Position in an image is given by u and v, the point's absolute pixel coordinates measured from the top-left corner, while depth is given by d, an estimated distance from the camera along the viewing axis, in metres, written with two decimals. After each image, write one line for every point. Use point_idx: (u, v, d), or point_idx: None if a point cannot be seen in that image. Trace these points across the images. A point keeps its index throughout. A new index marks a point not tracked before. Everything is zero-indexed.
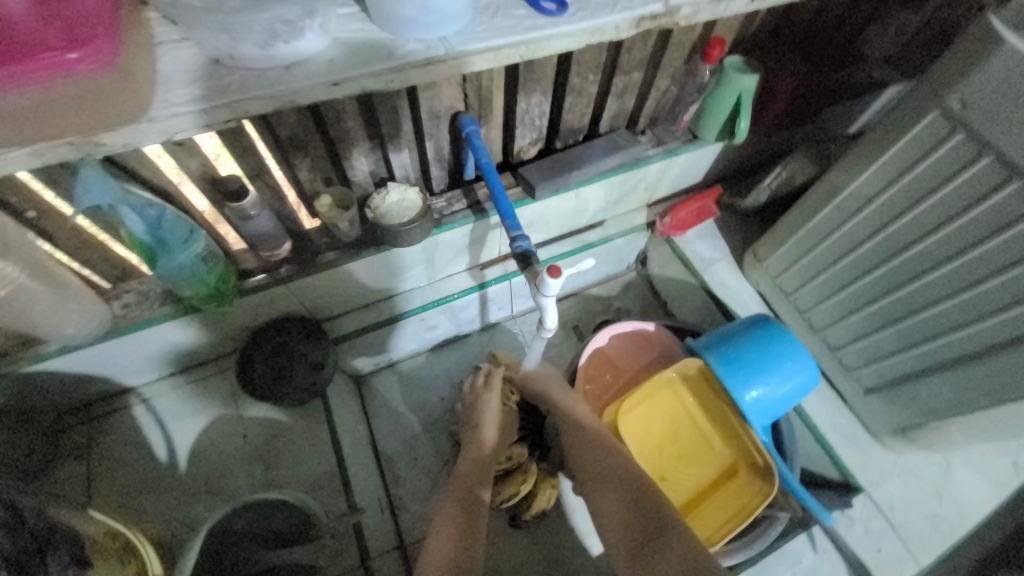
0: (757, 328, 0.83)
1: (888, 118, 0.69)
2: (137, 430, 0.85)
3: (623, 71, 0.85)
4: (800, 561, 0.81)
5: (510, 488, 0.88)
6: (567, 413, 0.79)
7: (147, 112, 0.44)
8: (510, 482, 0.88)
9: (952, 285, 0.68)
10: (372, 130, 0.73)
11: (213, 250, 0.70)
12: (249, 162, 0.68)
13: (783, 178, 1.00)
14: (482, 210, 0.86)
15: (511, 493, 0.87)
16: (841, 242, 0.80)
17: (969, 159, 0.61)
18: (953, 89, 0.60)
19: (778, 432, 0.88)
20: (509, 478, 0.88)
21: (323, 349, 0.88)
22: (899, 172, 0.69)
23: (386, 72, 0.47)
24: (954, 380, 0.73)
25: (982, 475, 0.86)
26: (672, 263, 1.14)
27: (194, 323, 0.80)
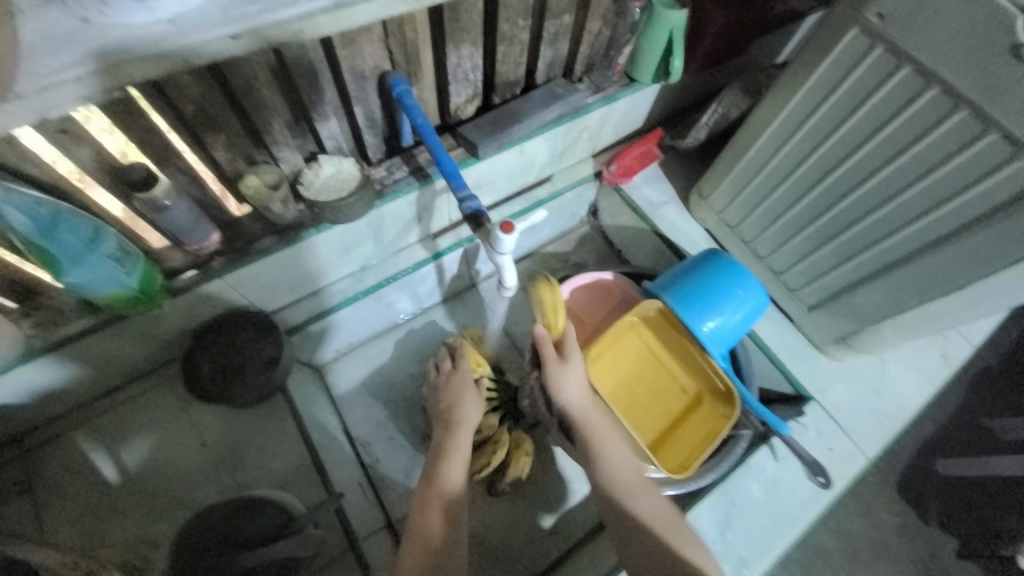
0: (709, 263, 0.86)
1: (813, 40, 0.70)
2: (81, 455, 0.78)
3: (554, 14, 0.81)
4: (764, 471, 0.86)
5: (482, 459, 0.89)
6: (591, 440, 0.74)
7: (11, 87, 0.37)
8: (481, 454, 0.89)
9: (879, 197, 0.72)
10: (292, 98, 0.67)
11: (127, 249, 0.63)
12: (154, 146, 0.61)
13: (719, 114, 1.02)
14: (426, 175, 0.82)
15: (483, 464, 0.88)
16: (778, 169, 0.83)
17: (888, 72, 0.63)
18: (871, 4, 0.61)
19: (736, 358, 0.93)
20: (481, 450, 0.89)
21: (275, 342, 0.83)
22: (827, 94, 0.71)
23: (293, 20, 0.42)
24: (885, 286, 0.78)
25: (912, 369, 0.95)
26: (622, 211, 1.15)
27: (124, 333, 0.73)
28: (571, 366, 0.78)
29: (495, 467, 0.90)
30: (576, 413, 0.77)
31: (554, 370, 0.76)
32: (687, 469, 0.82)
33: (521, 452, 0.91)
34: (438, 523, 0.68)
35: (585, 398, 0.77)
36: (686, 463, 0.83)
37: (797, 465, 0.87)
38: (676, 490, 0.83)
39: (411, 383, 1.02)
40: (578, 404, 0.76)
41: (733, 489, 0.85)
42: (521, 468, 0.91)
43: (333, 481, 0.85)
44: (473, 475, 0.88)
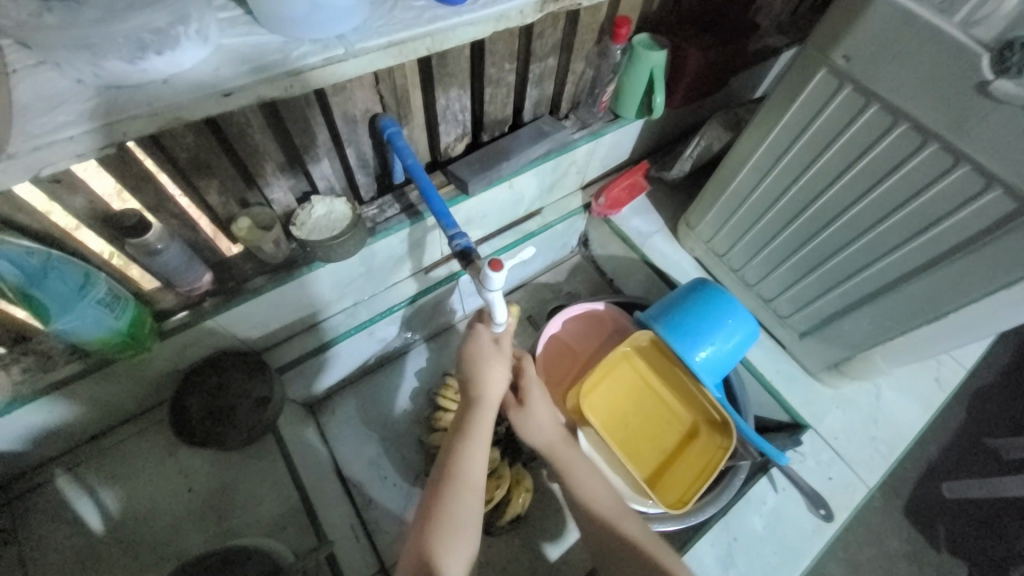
0: (698, 292, 0.87)
1: (784, 80, 0.74)
2: (63, 504, 0.76)
3: (538, 57, 0.85)
4: (765, 503, 0.85)
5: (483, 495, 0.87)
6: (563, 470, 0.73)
7: (4, 148, 0.38)
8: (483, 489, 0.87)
9: (859, 227, 0.74)
10: (284, 142, 0.68)
11: (118, 293, 0.63)
12: (148, 192, 0.62)
13: (702, 146, 1.05)
14: (417, 212, 0.84)
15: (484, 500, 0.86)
16: (760, 201, 0.85)
17: (859, 109, 0.66)
18: (836, 47, 0.65)
19: (730, 387, 0.93)
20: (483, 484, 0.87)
21: (266, 382, 0.82)
22: (801, 129, 0.74)
23: (283, 77, 0.44)
24: (872, 314, 0.79)
25: (906, 394, 0.95)
26: (613, 241, 1.17)
27: (113, 376, 0.72)
28: (531, 403, 0.76)
29: (495, 504, 0.88)
30: (544, 448, 0.75)
31: (515, 417, 0.76)
32: (686, 503, 0.80)
33: (521, 489, 0.90)
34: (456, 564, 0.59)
35: (554, 432, 0.75)
36: (685, 497, 0.81)
37: (798, 496, 0.86)
38: (675, 525, 0.81)
39: (404, 419, 1.01)
40: (546, 437, 0.74)
41: (734, 523, 0.83)
42: (520, 506, 0.90)
43: (325, 525, 0.82)
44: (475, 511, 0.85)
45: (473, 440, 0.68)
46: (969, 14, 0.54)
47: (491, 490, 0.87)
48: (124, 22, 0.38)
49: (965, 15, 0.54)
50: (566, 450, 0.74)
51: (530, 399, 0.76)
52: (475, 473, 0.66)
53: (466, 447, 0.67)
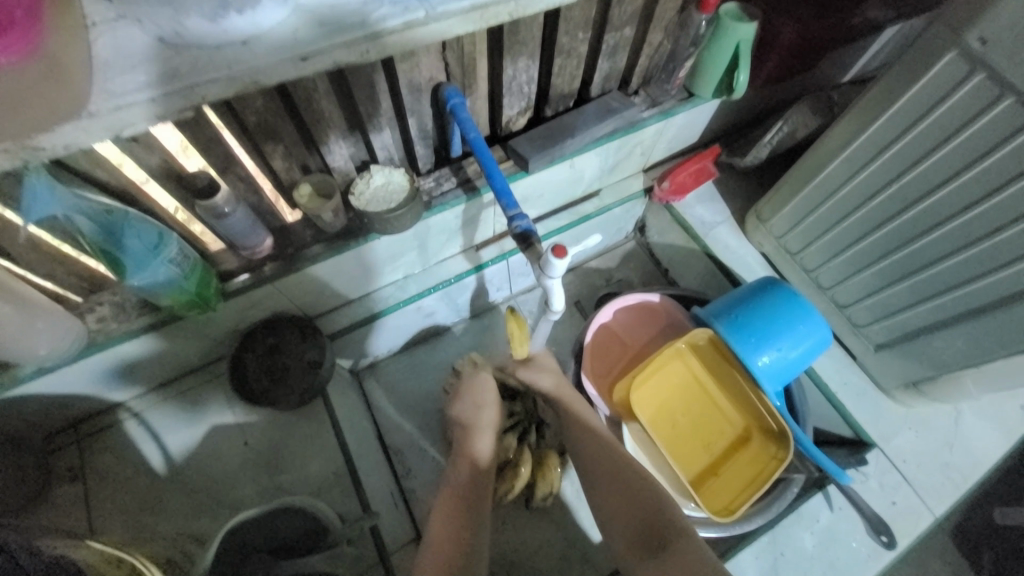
0: (766, 293, 0.81)
1: (900, 62, 0.64)
2: (131, 445, 0.82)
3: (615, 26, 0.78)
4: (817, 521, 0.81)
5: (507, 483, 0.87)
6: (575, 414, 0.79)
7: (85, 106, 0.38)
8: (504, 480, 0.86)
9: (969, 236, 0.65)
10: (348, 109, 0.67)
11: (187, 254, 0.64)
12: (216, 155, 0.62)
13: (785, 132, 0.96)
14: (474, 188, 0.81)
15: (509, 488, 0.86)
16: (850, 199, 0.77)
17: (989, 101, 0.57)
18: (975, 24, 0.55)
19: (790, 395, 0.87)
20: (502, 475, 0.87)
21: (318, 347, 0.85)
22: (914, 120, 0.65)
23: (360, 41, 0.42)
24: (968, 333, 0.71)
25: (990, 421, 0.87)
26: (672, 229, 1.10)
27: (179, 331, 0.75)
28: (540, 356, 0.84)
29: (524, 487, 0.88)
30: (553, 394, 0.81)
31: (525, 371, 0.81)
32: (733, 512, 0.77)
33: (547, 468, 0.89)
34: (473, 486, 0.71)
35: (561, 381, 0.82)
36: (732, 506, 0.78)
37: (857, 518, 0.81)
38: (719, 532, 0.79)
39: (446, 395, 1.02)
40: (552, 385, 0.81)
41: (783, 538, 0.80)
42: (551, 482, 0.89)
43: (366, 491, 0.85)
44: (502, 498, 0.86)
45: (482, 408, 0.79)
46: None
47: (512, 479, 0.86)
48: None
49: None
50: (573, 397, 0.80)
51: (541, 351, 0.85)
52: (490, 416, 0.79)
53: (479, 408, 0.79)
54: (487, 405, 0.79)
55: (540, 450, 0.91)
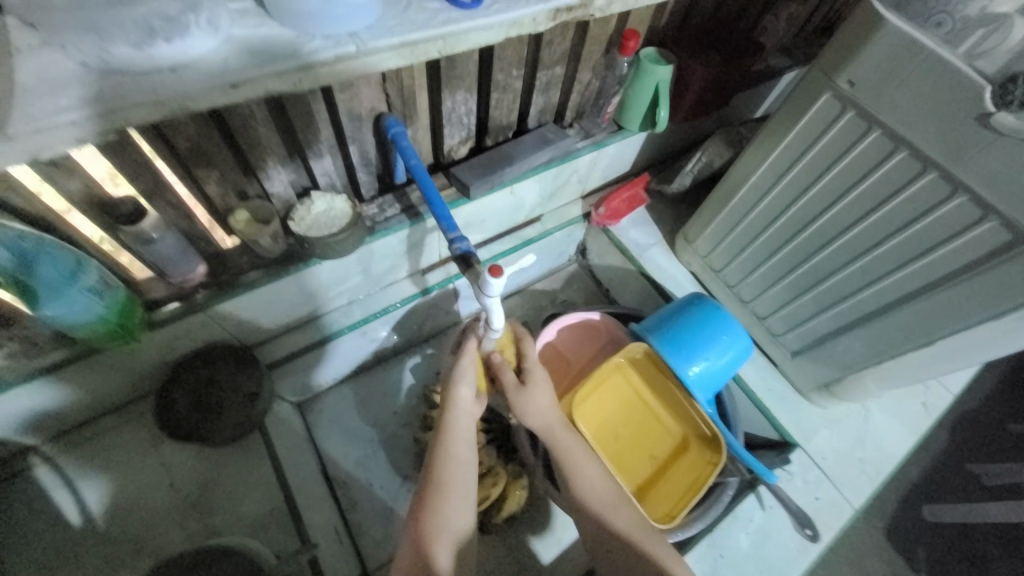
0: (693, 307, 0.87)
1: (788, 102, 0.75)
2: (41, 494, 0.74)
3: (546, 65, 0.85)
4: (751, 521, 0.85)
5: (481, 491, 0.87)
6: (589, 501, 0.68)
7: (2, 128, 0.37)
8: (481, 486, 0.86)
9: (857, 249, 0.75)
10: (288, 137, 0.68)
11: (109, 282, 0.62)
12: (144, 180, 0.60)
13: (703, 162, 1.06)
14: (417, 214, 0.83)
15: (481, 497, 0.86)
16: (759, 220, 0.86)
17: (860, 134, 0.67)
18: (842, 71, 0.66)
19: (721, 403, 0.93)
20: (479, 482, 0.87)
21: (255, 377, 0.81)
22: (803, 151, 0.75)
23: (292, 71, 0.44)
24: (866, 336, 0.80)
25: (892, 417, 0.97)
26: (610, 251, 1.17)
27: (99, 366, 0.70)
28: (534, 384, 0.73)
29: (493, 501, 0.87)
30: (542, 429, 0.72)
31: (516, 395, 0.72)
32: (674, 518, 0.80)
33: (516, 488, 0.89)
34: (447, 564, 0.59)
35: (555, 414, 0.73)
36: (673, 512, 0.82)
37: (785, 516, 0.86)
38: None
39: (394, 422, 1.00)
40: (544, 420, 0.72)
41: (721, 539, 0.83)
42: (514, 503, 0.89)
43: (308, 527, 0.81)
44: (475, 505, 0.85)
45: (455, 446, 0.67)
46: (973, 46, 0.57)
47: (488, 487, 0.87)
48: None
49: (968, 47, 0.57)
50: (566, 440, 0.71)
51: (534, 390, 0.73)
52: (466, 428, 0.69)
53: (450, 446, 0.67)
54: (462, 441, 0.68)
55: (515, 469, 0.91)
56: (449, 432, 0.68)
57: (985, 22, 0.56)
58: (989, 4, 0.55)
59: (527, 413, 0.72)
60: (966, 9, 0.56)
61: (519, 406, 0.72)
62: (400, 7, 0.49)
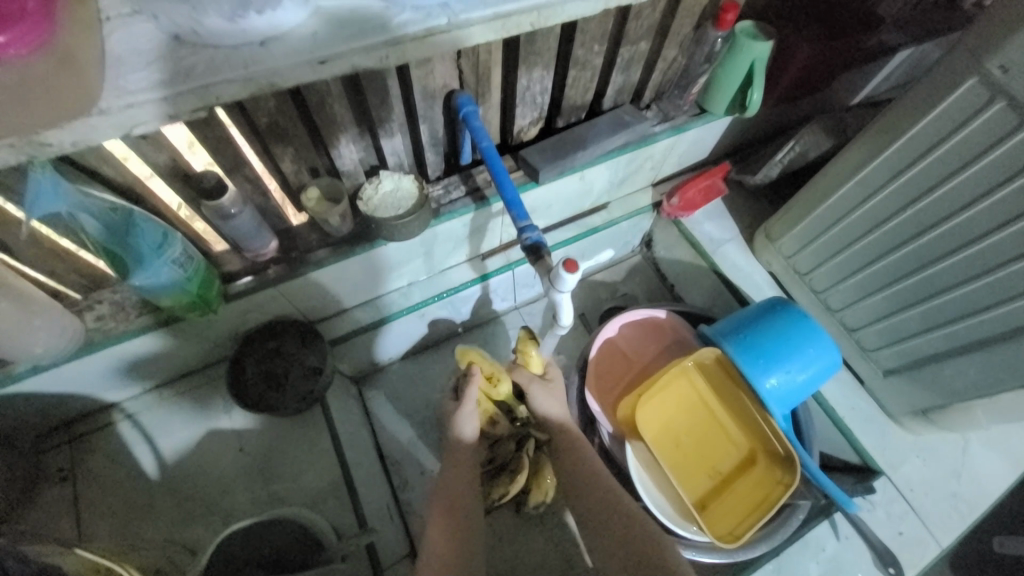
0: (776, 314, 0.79)
1: (917, 87, 0.64)
2: (123, 448, 0.80)
3: (630, 40, 0.78)
4: (823, 550, 0.79)
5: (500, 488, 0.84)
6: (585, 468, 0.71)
7: (96, 104, 0.37)
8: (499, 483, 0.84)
9: (986, 263, 0.64)
10: (360, 113, 0.66)
11: (190, 255, 0.63)
12: (224, 155, 0.61)
13: (795, 152, 0.95)
14: (483, 197, 0.80)
15: (501, 494, 0.84)
16: (862, 221, 0.76)
17: (1010, 129, 0.56)
18: (996, 52, 0.55)
19: (796, 418, 0.86)
20: (498, 478, 0.84)
21: (319, 352, 0.83)
22: (932, 145, 0.64)
23: (379, 46, 0.41)
24: (984, 361, 0.70)
25: (997, 452, 0.86)
26: (679, 245, 1.10)
27: (179, 333, 0.73)
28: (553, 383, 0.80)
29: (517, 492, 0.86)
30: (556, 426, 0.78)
31: (537, 391, 0.78)
32: (738, 538, 0.75)
33: (541, 478, 0.86)
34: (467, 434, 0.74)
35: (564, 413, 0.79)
36: (737, 531, 0.77)
37: (864, 548, 0.79)
38: (724, 558, 0.77)
39: None
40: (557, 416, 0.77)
41: (787, 566, 0.78)
42: (542, 493, 0.87)
43: (362, 504, 0.83)
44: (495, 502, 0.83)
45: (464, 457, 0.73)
46: None
47: (508, 484, 0.84)
48: None
49: None
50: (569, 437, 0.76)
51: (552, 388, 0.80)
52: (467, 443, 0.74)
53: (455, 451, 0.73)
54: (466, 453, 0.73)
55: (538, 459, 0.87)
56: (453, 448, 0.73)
57: None
58: None
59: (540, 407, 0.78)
60: None
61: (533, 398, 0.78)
62: None
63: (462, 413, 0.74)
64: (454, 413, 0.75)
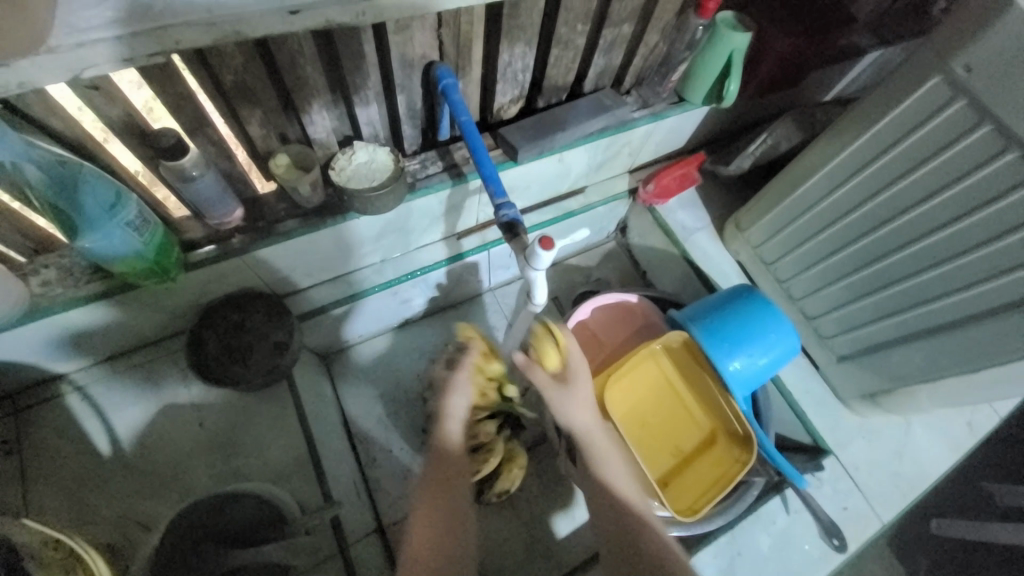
0: (742, 300, 0.82)
1: (884, 85, 0.67)
2: (72, 421, 0.76)
3: (613, 22, 0.78)
4: (774, 523, 0.83)
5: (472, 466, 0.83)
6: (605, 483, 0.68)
7: (43, 41, 0.34)
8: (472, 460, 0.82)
9: (936, 255, 0.68)
10: (335, 78, 0.63)
11: (147, 218, 0.59)
12: (187, 113, 0.57)
13: (767, 145, 0.98)
14: (460, 173, 0.79)
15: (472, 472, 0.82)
16: (826, 213, 0.80)
17: (967, 128, 0.60)
18: (958, 53, 0.58)
19: (756, 401, 0.90)
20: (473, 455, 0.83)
21: (286, 327, 0.81)
22: (894, 141, 0.67)
23: (356, 1, 0.39)
24: (929, 348, 0.74)
25: (935, 434, 0.92)
26: (653, 232, 1.11)
27: (135, 302, 0.70)
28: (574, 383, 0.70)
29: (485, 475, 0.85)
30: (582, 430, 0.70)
31: (554, 393, 0.69)
32: (697, 512, 0.79)
33: (512, 466, 0.87)
34: (456, 408, 0.75)
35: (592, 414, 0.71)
36: (696, 506, 0.80)
37: (811, 521, 0.84)
38: (683, 532, 0.80)
39: (416, 384, 0.98)
40: (583, 421, 0.69)
41: (739, 538, 0.82)
42: (508, 482, 0.87)
43: (329, 480, 0.82)
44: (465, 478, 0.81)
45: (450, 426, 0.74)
46: None
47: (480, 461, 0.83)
48: None
49: None
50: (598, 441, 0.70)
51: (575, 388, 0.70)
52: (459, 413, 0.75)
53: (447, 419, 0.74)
54: (454, 422, 0.74)
55: (511, 447, 0.88)
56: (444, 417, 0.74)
57: None
58: None
59: (565, 415, 0.69)
60: None
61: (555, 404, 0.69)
62: None
63: (456, 384, 0.77)
64: (448, 384, 0.77)
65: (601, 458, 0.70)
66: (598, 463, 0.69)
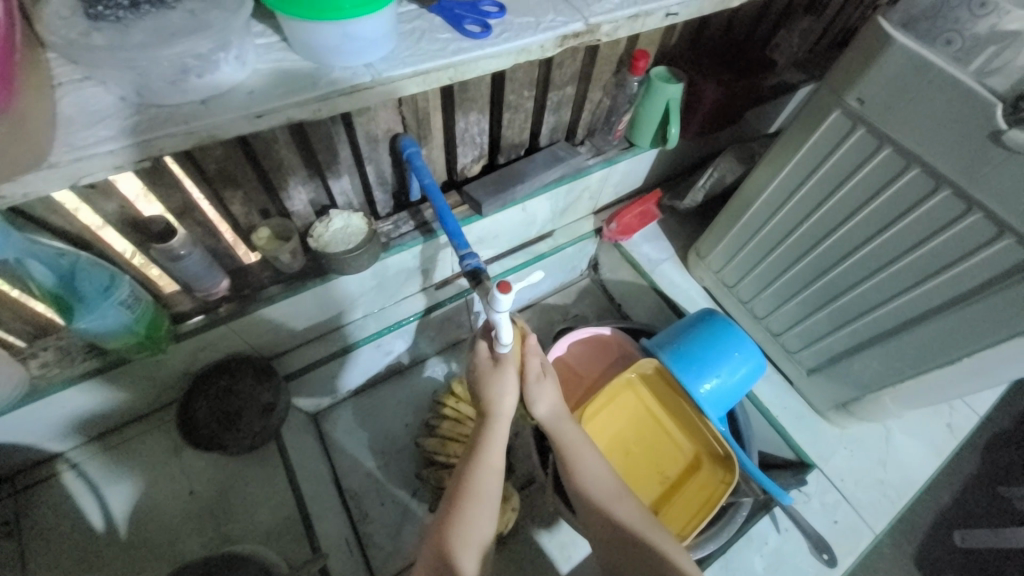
0: (704, 322, 0.87)
1: (797, 120, 0.75)
2: (66, 498, 0.78)
3: (557, 86, 0.87)
4: (766, 543, 0.85)
5: None
6: (583, 484, 0.71)
7: (46, 158, 0.40)
8: None
9: (871, 266, 0.74)
10: (308, 158, 0.71)
11: (138, 296, 0.65)
12: (174, 200, 0.64)
13: (715, 178, 1.06)
14: (430, 230, 0.86)
15: None
16: (771, 235, 0.86)
17: (871, 151, 0.67)
18: (851, 90, 0.66)
19: (735, 421, 0.93)
20: None
21: (273, 389, 0.85)
22: (814, 167, 0.74)
23: (312, 101, 0.47)
24: (884, 353, 0.78)
25: (917, 438, 0.94)
26: (622, 266, 1.18)
27: (128, 376, 0.74)
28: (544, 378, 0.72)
29: None
30: (550, 421, 0.73)
31: (532, 388, 0.71)
32: (685, 537, 0.79)
33: (507, 507, 0.88)
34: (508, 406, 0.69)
35: (561, 406, 0.74)
36: (685, 531, 0.81)
37: (801, 539, 0.85)
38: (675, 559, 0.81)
39: (405, 434, 1.00)
40: (553, 412, 0.73)
41: (733, 563, 0.83)
42: (503, 523, 0.87)
43: (319, 538, 0.83)
44: None
45: (496, 423, 0.70)
46: (984, 63, 0.56)
47: None
48: (169, 48, 0.40)
49: (979, 65, 0.56)
50: (570, 433, 0.73)
51: (546, 381, 0.72)
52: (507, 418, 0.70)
53: (497, 408, 0.69)
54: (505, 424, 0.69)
55: (505, 488, 0.91)
56: (492, 415, 0.69)
57: (995, 39, 0.55)
58: (1000, 21, 0.55)
59: (536, 408, 0.72)
60: (976, 26, 0.56)
61: (531, 397, 0.72)
62: (414, 38, 0.52)
63: (501, 379, 0.69)
64: (490, 379, 0.69)
65: (580, 455, 0.72)
66: (582, 463, 0.72)
